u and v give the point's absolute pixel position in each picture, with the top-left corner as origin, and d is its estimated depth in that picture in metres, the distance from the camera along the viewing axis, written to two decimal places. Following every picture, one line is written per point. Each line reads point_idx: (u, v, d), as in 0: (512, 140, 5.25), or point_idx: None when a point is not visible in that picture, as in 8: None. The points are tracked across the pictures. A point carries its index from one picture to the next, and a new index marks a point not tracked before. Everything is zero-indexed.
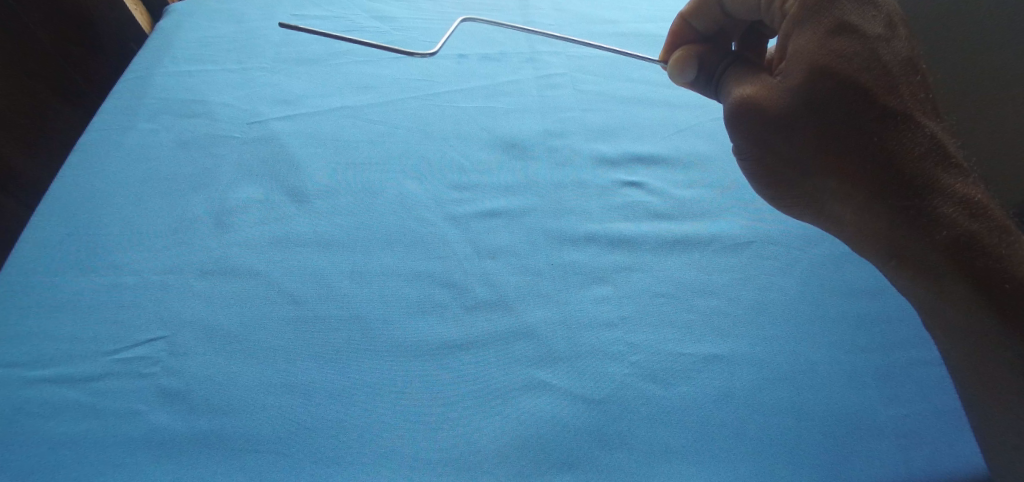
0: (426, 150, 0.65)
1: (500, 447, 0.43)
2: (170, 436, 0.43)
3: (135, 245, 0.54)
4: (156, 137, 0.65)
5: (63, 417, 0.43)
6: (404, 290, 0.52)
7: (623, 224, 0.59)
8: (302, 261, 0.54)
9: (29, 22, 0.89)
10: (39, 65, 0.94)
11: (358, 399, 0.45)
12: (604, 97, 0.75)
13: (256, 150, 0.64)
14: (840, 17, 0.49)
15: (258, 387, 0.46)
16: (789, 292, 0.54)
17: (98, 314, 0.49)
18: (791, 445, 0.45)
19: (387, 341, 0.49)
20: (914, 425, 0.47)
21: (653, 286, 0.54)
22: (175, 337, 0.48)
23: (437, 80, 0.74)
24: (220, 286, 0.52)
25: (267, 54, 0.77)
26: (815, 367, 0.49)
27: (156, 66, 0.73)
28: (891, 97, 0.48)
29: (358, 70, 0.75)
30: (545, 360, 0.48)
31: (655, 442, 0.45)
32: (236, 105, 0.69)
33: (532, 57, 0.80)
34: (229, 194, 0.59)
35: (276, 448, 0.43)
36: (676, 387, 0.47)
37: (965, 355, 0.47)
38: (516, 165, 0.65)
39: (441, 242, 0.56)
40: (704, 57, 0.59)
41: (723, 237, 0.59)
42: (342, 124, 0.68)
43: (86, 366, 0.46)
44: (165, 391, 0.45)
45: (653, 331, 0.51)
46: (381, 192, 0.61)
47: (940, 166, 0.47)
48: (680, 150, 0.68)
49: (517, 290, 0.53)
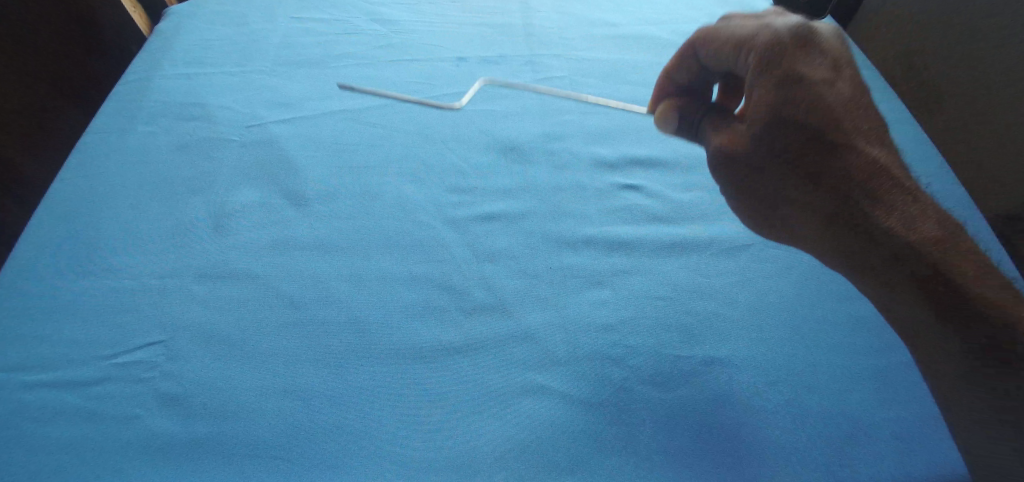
0: (424, 153, 0.65)
1: (501, 450, 0.43)
2: (168, 441, 0.43)
3: (132, 248, 0.54)
4: (154, 139, 0.64)
5: (59, 422, 0.43)
6: (404, 294, 0.52)
7: (621, 228, 0.59)
8: (300, 265, 0.54)
9: (36, 26, 0.91)
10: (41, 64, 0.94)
11: (358, 403, 0.45)
12: (603, 101, 0.75)
13: (254, 152, 0.64)
14: (788, 69, 0.52)
15: (258, 392, 0.45)
16: (788, 295, 0.54)
17: (96, 317, 0.49)
18: (792, 447, 0.45)
19: (387, 344, 0.49)
20: (914, 427, 0.47)
21: (653, 289, 0.54)
22: (173, 341, 0.48)
23: (436, 84, 0.74)
24: (216, 289, 0.51)
25: (266, 57, 0.77)
26: (816, 369, 0.49)
27: (155, 68, 0.73)
28: (850, 141, 0.52)
29: (356, 72, 0.75)
30: (545, 363, 0.48)
31: (657, 445, 0.44)
32: (235, 107, 0.69)
33: (531, 61, 0.80)
34: (228, 197, 0.59)
35: (276, 452, 0.43)
36: (676, 390, 0.47)
37: (943, 381, 0.48)
38: (515, 168, 0.65)
39: (440, 245, 0.56)
40: (682, 109, 0.61)
41: (723, 240, 0.59)
42: (340, 127, 0.68)
43: (83, 370, 0.46)
44: (163, 396, 0.45)
45: (654, 335, 0.51)
46: (381, 195, 0.61)
47: (903, 202, 0.50)
48: (678, 153, 0.68)
49: (518, 293, 0.53)
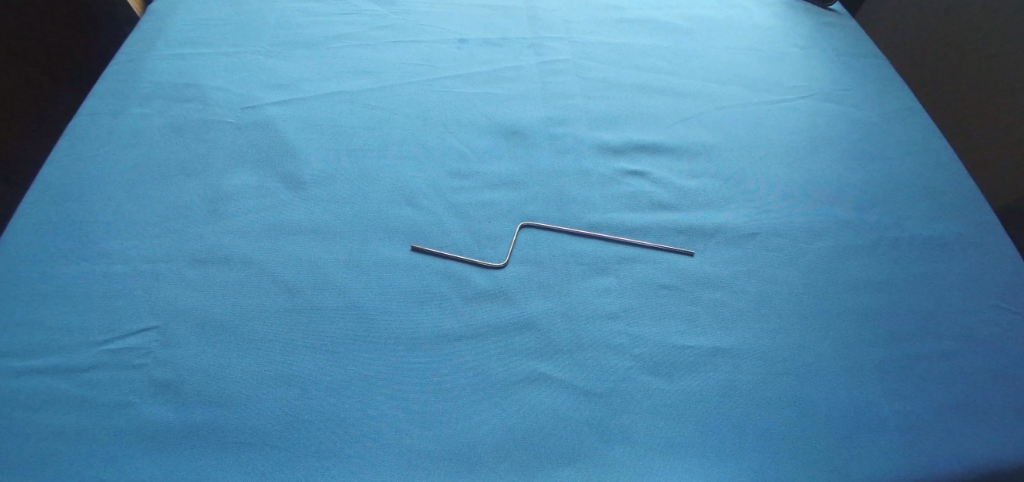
0: (425, 137, 0.64)
1: (500, 440, 0.43)
2: (162, 428, 0.42)
3: (126, 232, 0.53)
4: (148, 121, 0.63)
5: (51, 409, 0.43)
6: (403, 281, 0.51)
7: (625, 215, 0.58)
8: (298, 249, 0.53)
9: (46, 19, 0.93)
10: (43, 61, 0.95)
11: (355, 391, 0.45)
12: (607, 84, 0.73)
13: (251, 135, 0.63)
14: None
15: (254, 379, 0.45)
16: (793, 284, 0.53)
17: (89, 301, 0.48)
18: (796, 439, 0.44)
19: (385, 332, 0.48)
20: (921, 421, 0.46)
21: (657, 277, 0.53)
22: (167, 326, 0.47)
23: (437, 66, 0.73)
24: (212, 274, 0.51)
25: (262, 37, 0.75)
26: (822, 360, 0.49)
27: (150, 49, 0.72)
28: None
29: (355, 54, 0.74)
30: (546, 352, 0.47)
31: (658, 435, 0.44)
32: (231, 89, 0.68)
33: (534, 43, 0.78)
34: (224, 180, 0.58)
35: (272, 441, 0.42)
36: (677, 380, 0.47)
37: None
38: (517, 153, 0.64)
39: (439, 231, 0.55)
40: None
41: (729, 228, 0.57)
42: (339, 109, 0.66)
43: (75, 355, 0.45)
44: (158, 383, 0.44)
45: (657, 324, 0.50)
46: (380, 180, 0.60)
47: None
48: (684, 139, 0.67)
49: (518, 281, 0.52)
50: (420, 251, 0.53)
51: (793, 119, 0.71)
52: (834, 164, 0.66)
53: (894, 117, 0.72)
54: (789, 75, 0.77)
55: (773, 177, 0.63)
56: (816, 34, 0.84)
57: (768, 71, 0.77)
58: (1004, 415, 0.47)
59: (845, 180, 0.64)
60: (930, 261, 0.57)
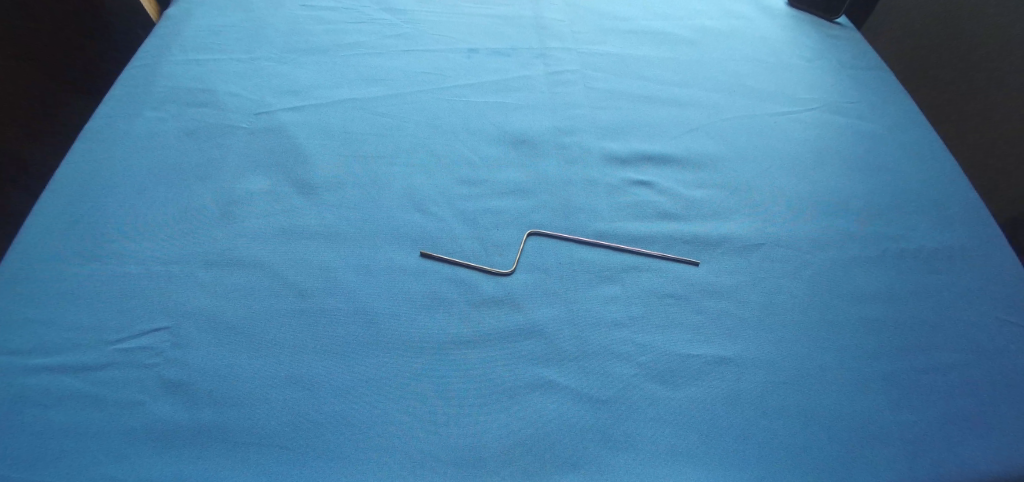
0: (434, 144, 0.65)
1: (506, 445, 0.43)
2: (172, 427, 0.43)
3: (140, 234, 0.54)
4: (163, 125, 0.64)
5: (64, 406, 0.43)
6: (411, 286, 0.52)
7: (632, 224, 0.58)
8: (307, 253, 0.54)
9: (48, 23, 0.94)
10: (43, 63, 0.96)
11: (362, 394, 0.45)
12: (615, 95, 0.74)
13: (263, 140, 0.64)
14: None
15: (262, 380, 0.45)
16: (799, 296, 0.54)
17: (102, 302, 0.49)
18: (802, 449, 0.44)
19: (392, 336, 0.48)
20: (926, 432, 0.46)
21: (663, 286, 0.53)
22: (179, 327, 0.48)
23: (447, 75, 0.74)
24: (222, 276, 0.51)
25: (275, 44, 0.77)
26: (828, 372, 0.49)
27: (165, 54, 0.73)
28: None
29: (365, 62, 0.74)
30: (551, 359, 0.48)
31: (663, 443, 0.44)
32: (244, 95, 0.69)
33: (543, 53, 0.79)
34: (237, 184, 0.59)
35: (280, 441, 0.43)
36: (682, 389, 0.47)
37: None
38: (525, 162, 0.64)
39: (448, 237, 0.56)
40: None
41: (735, 239, 0.58)
42: (349, 116, 0.67)
43: (88, 354, 0.46)
44: (169, 382, 0.45)
45: (662, 332, 0.50)
46: (389, 186, 0.60)
47: None
48: (691, 150, 0.67)
49: (526, 288, 0.52)
50: (428, 258, 0.54)
51: (800, 131, 0.71)
52: (841, 176, 0.66)
53: (900, 130, 0.72)
54: (797, 88, 0.77)
55: (780, 189, 0.64)
56: (822, 47, 0.85)
57: (775, 82, 0.78)
58: (1010, 429, 0.47)
59: (851, 193, 0.64)
60: (936, 273, 0.57)
